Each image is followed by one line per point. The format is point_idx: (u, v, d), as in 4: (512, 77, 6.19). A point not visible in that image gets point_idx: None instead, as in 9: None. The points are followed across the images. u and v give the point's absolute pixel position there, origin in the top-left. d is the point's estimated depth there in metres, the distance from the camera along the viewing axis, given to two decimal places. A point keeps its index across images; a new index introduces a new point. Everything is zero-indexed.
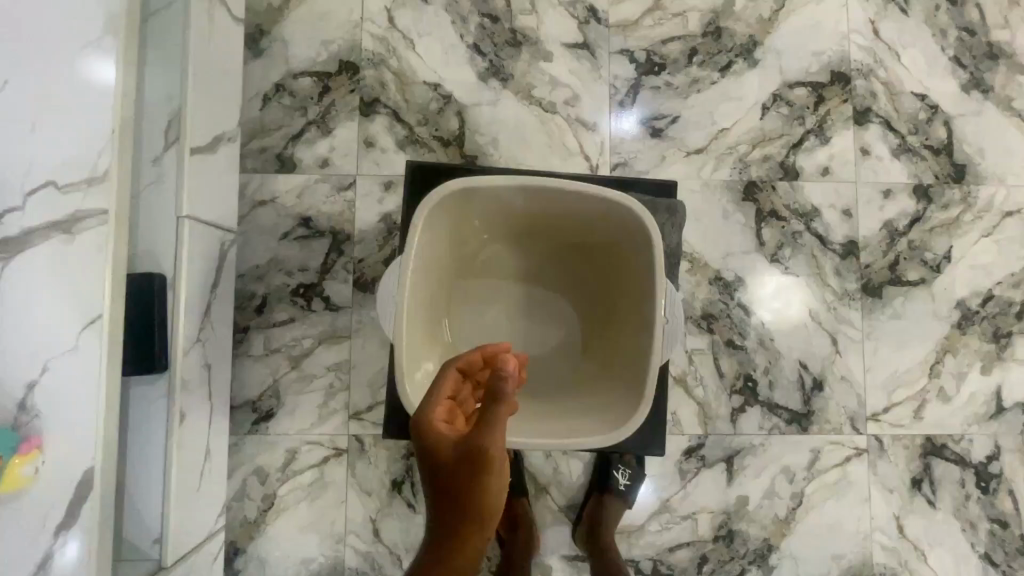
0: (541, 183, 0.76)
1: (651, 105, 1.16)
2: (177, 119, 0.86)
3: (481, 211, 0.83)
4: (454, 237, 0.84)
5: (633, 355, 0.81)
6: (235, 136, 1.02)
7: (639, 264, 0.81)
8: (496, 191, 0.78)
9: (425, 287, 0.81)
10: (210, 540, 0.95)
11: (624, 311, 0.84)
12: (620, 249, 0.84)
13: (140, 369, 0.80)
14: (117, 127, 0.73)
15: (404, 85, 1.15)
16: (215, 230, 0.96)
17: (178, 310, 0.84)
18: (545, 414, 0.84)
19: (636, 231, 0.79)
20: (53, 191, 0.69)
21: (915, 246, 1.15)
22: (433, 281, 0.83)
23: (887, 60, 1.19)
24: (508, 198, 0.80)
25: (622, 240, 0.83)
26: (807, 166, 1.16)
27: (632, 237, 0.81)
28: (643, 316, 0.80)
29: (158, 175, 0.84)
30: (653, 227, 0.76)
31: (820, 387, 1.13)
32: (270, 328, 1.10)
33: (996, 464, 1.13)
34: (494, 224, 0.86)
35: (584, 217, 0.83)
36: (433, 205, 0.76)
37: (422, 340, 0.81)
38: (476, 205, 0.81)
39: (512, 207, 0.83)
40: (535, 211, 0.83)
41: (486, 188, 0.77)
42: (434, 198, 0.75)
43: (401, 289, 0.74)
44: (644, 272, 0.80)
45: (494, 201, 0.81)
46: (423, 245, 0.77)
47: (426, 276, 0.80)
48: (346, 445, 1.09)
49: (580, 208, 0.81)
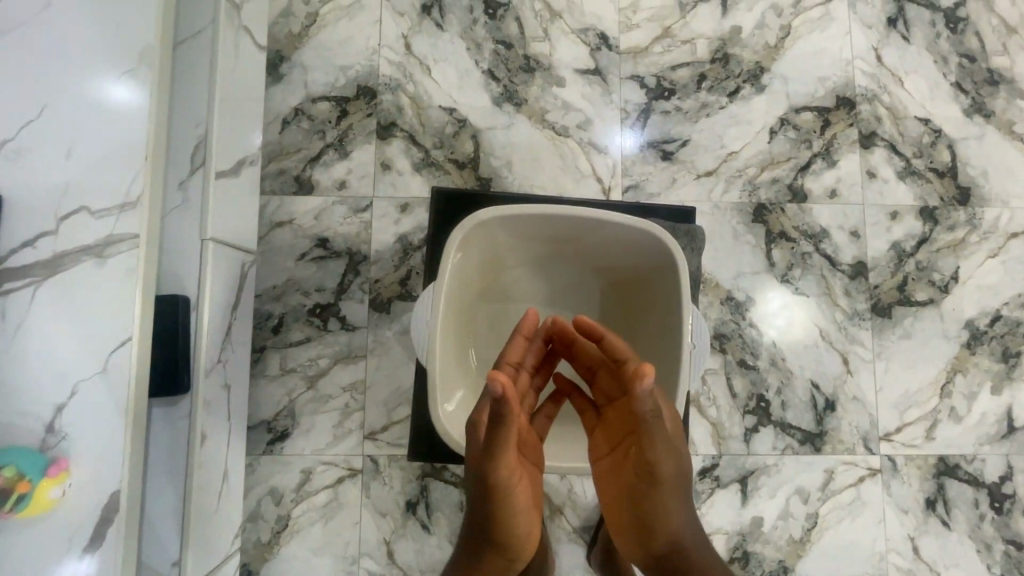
0: (568, 212, 0.78)
1: (661, 128, 1.19)
2: (203, 143, 0.88)
3: (508, 239, 0.85)
4: (482, 265, 0.86)
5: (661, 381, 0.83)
6: (257, 159, 1.04)
7: (665, 291, 0.83)
8: (523, 220, 0.81)
9: (455, 310, 0.83)
10: (227, 562, 0.95)
11: (650, 336, 0.86)
12: (645, 275, 0.86)
13: (164, 390, 0.81)
14: (149, 152, 0.74)
15: (420, 110, 1.18)
16: (237, 251, 0.97)
17: (201, 329, 0.85)
18: (573, 441, 0.86)
19: (663, 258, 0.81)
20: (87, 216, 0.70)
21: (923, 267, 1.17)
22: (461, 308, 0.85)
23: (890, 85, 1.22)
24: (535, 226, 0.82)
25: (647, 266, 0.85)
26: (815, 189, 1.18)
27: (659, 265, 0.83)
28: (669, 342, 0.81)
29: (184, 198, 0.86)
30: (678, 253, 0.78)
31: (832, 407, 1.13)
32: (286, 347, 1.11)
33: (1009, 484, 1.13)
34: (522, 251, 0.88)
35: (609, 245, 0.85)
36: (463, 234, 0.78)
37: (453, 366, 0.82)
38: (503, 234, 0.83)
39: (541, 234, 0.84)
40: (561, 239, 0.86)
41: (515, 217, 0.80)
42: (464, 228, 0.78)
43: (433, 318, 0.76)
44: (670, 299, 0.81)
45: (525, 228, 0.83)
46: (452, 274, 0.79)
47: (456, 304, 0.82)
48: (360, 466, 1.09)
49: (608, 237, 0.83)
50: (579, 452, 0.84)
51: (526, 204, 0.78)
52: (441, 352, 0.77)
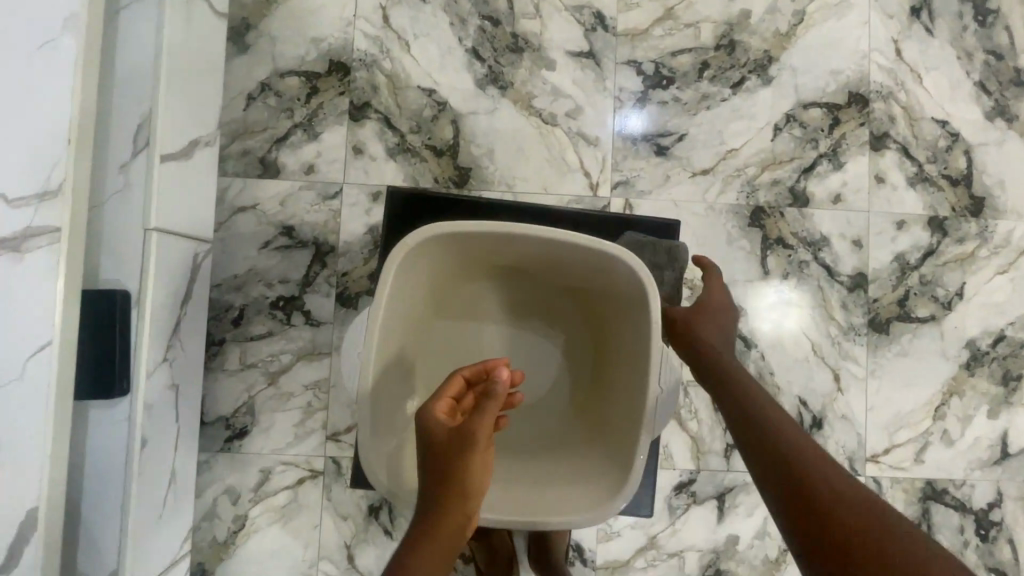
0: (531, 233, 0.71)
1: (656, 120, 1.10)
2: (147, 123, 0.79)
3: (466, 253, 0.79)
4: (434, 278, 0.81)
5: (626, 422, 0.77)
6: (214, 139, 0.96)
7: (635, 323, 0.77)
8: (481, 236, 0.74)
9: (399, 327, 0.77)
10: (175, 566, 0.91)
11: (619, 367, 0.81)
12: (617, 301, 0.80)
13: (99, 393, 0.75)
14: (74, 136, 0.66)
15: (397, 90, 1.09)
16: (187, 240, 0.90)
17: (142, 328, 0.79)
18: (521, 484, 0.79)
19: (634, 288, 0.74)
20: (3, 205, 0.63)
21: (927, 281, 1.10)
22: (407, 325, 0.79)
23: (908, 82, 1.12)
24: (495, 241, 0.76)
25: (619, 293, 0.79)
26: (819, 193, 1.10)
27: (630, 295, 0.76)
28: (639, 382, 0.75)
29: (125, 183, 0.79)
30: (653, 287, 0.71)
31: (819, 425, 1.08)
32: (247, 341, 1.05)
33: (997, 511, 1.09)
34: (482, 264, 0.83)
35: (578, 267, 0.79)
36: (408, 250, 0.71)
37: (394, 390, 0.77)
38: (461, 248, 0.77)
39: (504, 250, 0.78)
40: (525, 256, 0.79)
41: (471, 233, 0.73)
42: (410, 243, 0.71)
43: (368, 343, 0.70)
44: (641, 333, 0.75)
45: (485, 243, 0.76)
46: (394, 294, 0.72)
47: (400, 323, 0.77)
48: (322, 467, 1.04)
49: (577, 259, 0.77)
50: (527, 494, 0.77)
51: (484, 222, 0.71)
52: (375, 380, 0.71)
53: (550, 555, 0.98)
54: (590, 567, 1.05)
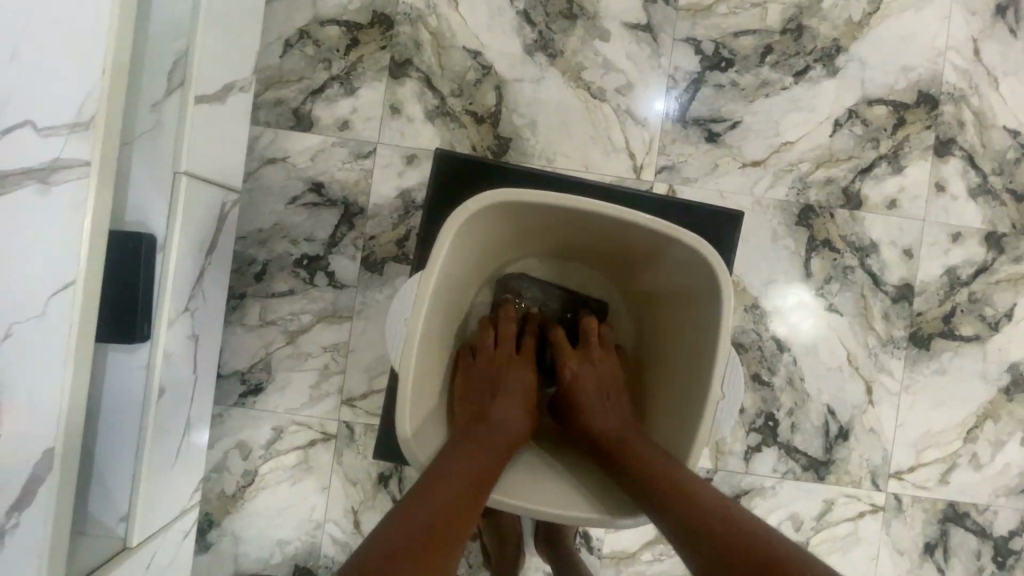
0: (596, 208, 0.71)
1: (710, 104, 1.04)
2: (182, 62, 0.77)
3: (520, 225, 0.79)
4: (485, 248, 0.81)
5: (677, 414, 0.76)
6: (249, 85, 0.92)
7: (698, 308, 0.75)
8: (537, 206, 0.73)
9: (444, 296, 0.76)
10: (183, 517, 0.90)
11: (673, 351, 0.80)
12: (671, 288, 0.81)
13: (121, 338, 0.73)
14: (109, 68, 0.63)
15: (440, 49, 1.03)
16: (216, 188, 0.87)
17: (167, 274, 0.77)
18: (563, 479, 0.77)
19: (698, 270, 0.73)
20: (31, 133, 0.57)
21: (976, 299, 1.05)
22: (454, 293, 0.79)
23: (983, 87, 1.05)
24: (555, 215, 0.76)
25: (677, 280, 0.79)
26: (874, 196, 1.04)
27: (693, 276, 0.75)
28: (694, 371, 0.74)
29: (156, 122, 0.76)
30: (723, 274, 0.70)
31: (845, 436, 1.05)
32: (268, 297, 1.03)
33: (1017, 540, 1.06)
34: (533, 238, 0.84)
35: (635, 247, 0.79)
36: (468, 216, 0.71)
37: (434, 357, 0.77)
38: (520, 214, 0.76)
39: (563, 219, 0.77)
40: (582, 231, 0.80)
41: (530, 205, 0.73)
42: (469, 211, 0.71)
43: (416, 306, 0.69)
44: (701, 321, 0.74)
45: (546, 212, 0.75)
46: (448, 258, 0.72)
47: (446, 292, 0.77)
48: (335, 431, 1.03)
49: (640, 236, 0.75)
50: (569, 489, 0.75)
51: (547, 193, 0.71)
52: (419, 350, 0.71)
53: (560, 538, 0.96)
54: (596, 555, 1.04)
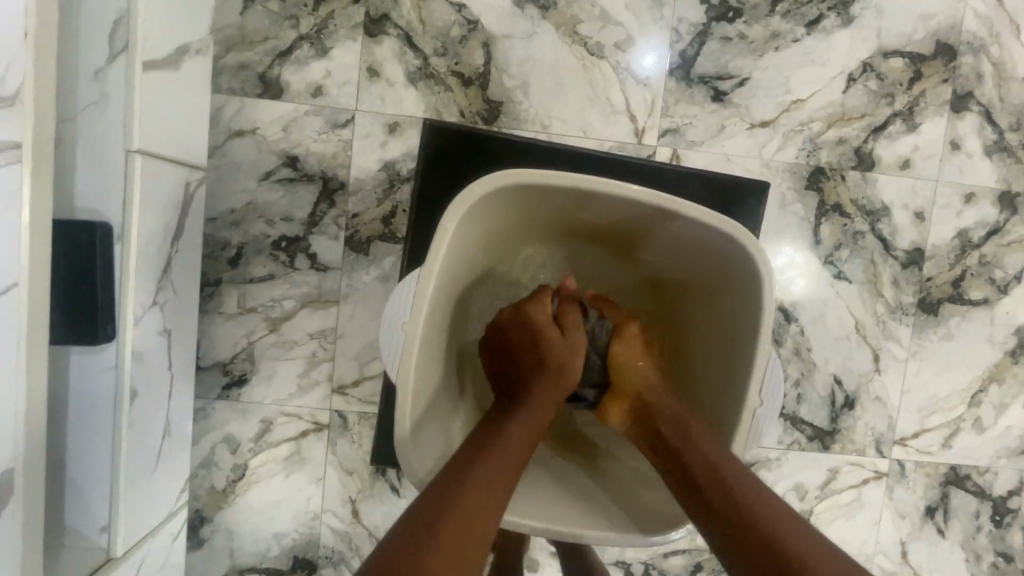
0: (618, 194, 0.66)
1: (716, 59, 0.96)
2: (124, 21, 0.67)
3: (527, 210, 0.74)
4: (489, 238, 0.76)
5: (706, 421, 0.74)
6: (206, 47, 0.82)
7: (730, 304, 0.73)
8: (552, 191, 0.68)
9: (447, 294, 0.71)
10: (171, 519, 0.86)
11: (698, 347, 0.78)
12: (695, 275, 0.77)
13: (81, 338, 0.66)
14: (30, 29, 0.53)
15: (421, 2, 0.93)
16: (178, 166, 0.79)
17: (128, 264, 0.69)
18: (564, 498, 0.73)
19: (733, 264, 0.69)
20: None
21: (986, 262, 1.02)
22: (458, 290, 0.75)
23: (1004, 35, 0.99)
24: (568, 200, 0.71)
25: (702, 267, 0.75)
26: (886, 156, 0.99)
27: (721, 268, 0.72)
28: (729, 368, 0.72)
29: (101, 92, 0.67)
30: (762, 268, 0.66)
31: (850, 405, 1.03)
32: (246, 284, 0.95)
33: (1016, 499, 1.07)
34: (540, 224, 0.79)
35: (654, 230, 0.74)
36: (471, 202, 0.65)
37: (435, 358, 0.73)
38: (533, 200, 0.71)
39: (578, 206, 0.72)
40: (596, 218, 0.75)
41: (544, 190, 0.68)
42: (475, 196, 0.64)
43: (417, 307, 0.64)
44: (737, 318, 0.71)
45: (559, 196, 0.70)
46: (450, 251, 0.66)
47: (450, 289, 0.71)
48: (327, 421, 0.98)
49: (664, 224, 0.71)
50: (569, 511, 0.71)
51: (559, 177, 0.65)
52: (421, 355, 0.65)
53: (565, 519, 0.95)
54: None
